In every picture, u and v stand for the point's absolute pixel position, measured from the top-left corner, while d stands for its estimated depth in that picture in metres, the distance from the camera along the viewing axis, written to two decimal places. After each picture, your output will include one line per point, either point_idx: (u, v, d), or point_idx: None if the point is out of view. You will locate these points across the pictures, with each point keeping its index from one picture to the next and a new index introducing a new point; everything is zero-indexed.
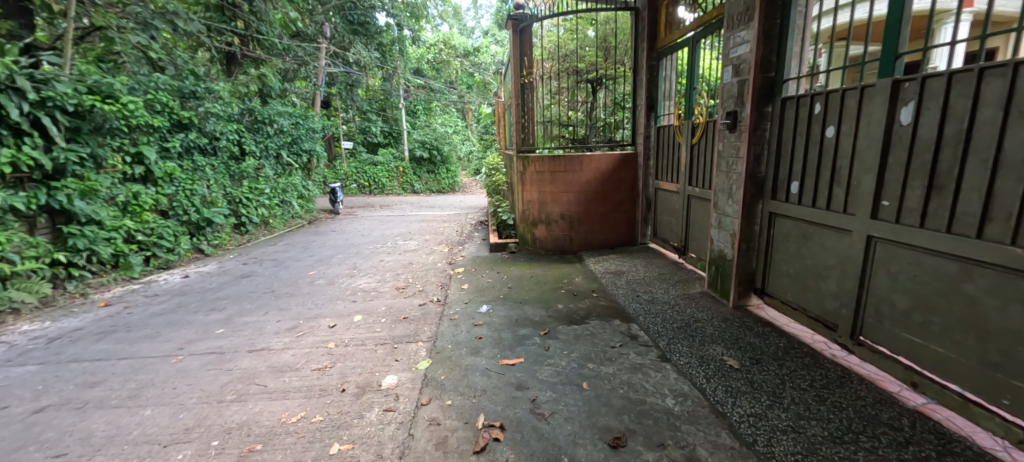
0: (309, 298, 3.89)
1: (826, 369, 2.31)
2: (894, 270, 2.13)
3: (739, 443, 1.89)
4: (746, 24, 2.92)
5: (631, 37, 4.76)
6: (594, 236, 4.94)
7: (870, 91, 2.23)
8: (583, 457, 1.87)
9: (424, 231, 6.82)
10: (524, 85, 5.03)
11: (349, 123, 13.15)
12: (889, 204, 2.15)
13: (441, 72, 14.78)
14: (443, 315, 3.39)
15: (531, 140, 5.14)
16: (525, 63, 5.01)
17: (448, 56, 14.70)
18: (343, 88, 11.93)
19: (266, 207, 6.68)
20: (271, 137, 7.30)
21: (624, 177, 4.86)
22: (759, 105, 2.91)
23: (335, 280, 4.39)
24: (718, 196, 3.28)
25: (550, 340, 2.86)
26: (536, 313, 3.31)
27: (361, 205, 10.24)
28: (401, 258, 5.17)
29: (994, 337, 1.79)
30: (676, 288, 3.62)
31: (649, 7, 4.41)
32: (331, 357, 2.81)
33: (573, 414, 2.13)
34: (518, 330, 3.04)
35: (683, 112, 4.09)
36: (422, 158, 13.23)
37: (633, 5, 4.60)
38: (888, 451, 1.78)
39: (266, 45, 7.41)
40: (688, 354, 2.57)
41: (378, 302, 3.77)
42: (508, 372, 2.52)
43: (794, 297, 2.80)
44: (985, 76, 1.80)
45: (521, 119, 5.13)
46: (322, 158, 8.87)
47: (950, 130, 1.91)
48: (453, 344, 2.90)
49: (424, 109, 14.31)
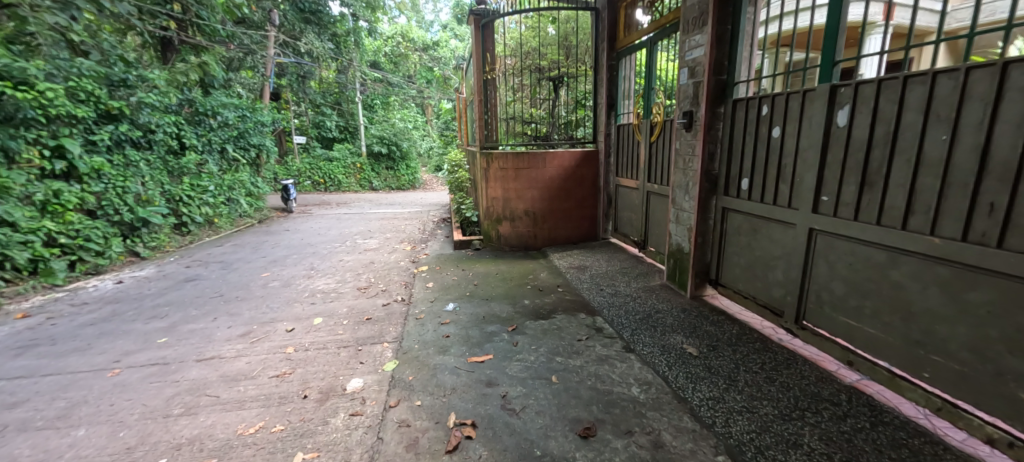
0: (263, 301, 3.79)
1: (774, 352, 2.50)
2: (834, 260, 2.33)
3: (699, 425, 2.03)
4: (701, 29, 3.08)
5: (592, 37, 4.89)
6: (557, 233, 5.06)
7: (811, 95, 2.42)
8: (556, 450, 1.95)
9: (385, 229, 6.75)
10: (487, 80, 5.11)
11: (301, 117, 12.40)
12: (828, 199, 2.35)
13: (399, 66, 14.41)
14: (408, 315, 3.39)
15: (495, 136, 5.23)
16: (488, 59, 5.08)
17: (406, 50, 14.43)
18: (294, 79, 11.58)
19: (210, 205, 6.42)
20: (214, 131, 7.03)
21: (586, 174, 5.00)
22: (713, 105, 3.07)
23: (291, 282, 4.30)
24: (675, 192, 3.46)
25: (518, 336, 2.93)
26: (503, 308, 3.38)
27: (314, 203, 9.91)
28: (361, 257, 5.12)
29: (917, 318, 1.98)
30: (637, 281, 3.78)
31: (608, 8, 4.55)
32: (290, 363, 2.77)
33: (544, 408, 2.21)
34: (486, 327, 3.09)
35: (641, 111, 4.26)
36: (381, 154, 12.94)
37: (594, 5, 4.72)
38: (830, 424, 1.95)
39: (207, 32, 7.02)
40: (651, 344, 2.71)
41: (338, 303, 3.72)
42: (478, 370, 2.57)
43: (745, 286, 3.00)
44: (909, 84, 1.97)
45: (483, 116, 5.18)
46: (272, 153, 8.54)
47: (879, 132, 2.09)
48: (420, 343, 2.92)
49: (382, 104, 13.93)
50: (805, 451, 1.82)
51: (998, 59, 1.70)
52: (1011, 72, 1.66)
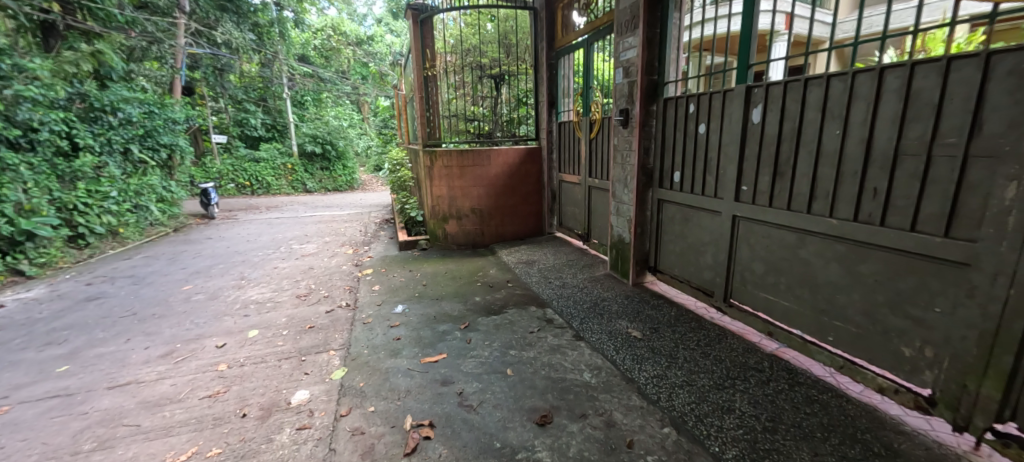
0: (187, 317, 3.58)
1: (707, 330, 2.75)
2: (755, 244, 2.61)
3: (646, 402, 2.16)
4: (632, 32, 3.29)
5: (531, 36, 5.06)
6: (504, 229, 5.18)
7: (730, 95, 2.68)
8: (514, 439, 2.03)
9: (324, 232, 6.56)
10: (427, 77, 5.12)
11: (219, 114, 11.48)
12: (747, 189, 2.62)
13: (330, 61, 13.71)
14: (355, 320, 3.37)
15: (437, 133, 5.24)
16: (428, 56, 5.06)
17: (338, 43, 13.80)
18: (210, 72, 10.69)
19: (113, 213, 5.87)
20: (115, 129, 6.50)
21: (530, 170, 5.16)
22: (646, 104, 3.30)
23: (218, 294, 4.09)
24: (615, 186, 3.68)
25: (471, 333, 3.02)
26: (454, 307, 3.43)
27: (242, 207, 9.35)
28: (298, 263, 4.96)
29: (821, 290, 2.27)
30: (582, 272, 3.97)
31: (546, 9, 4.77)
32: (223, 381, 2.67)
33: (500, 401, 2.30)
34: (437, 326, 3.14)
35: (581, 108, 4.48)
36: (314, 154, 12.32)
37: (531, 5, 4.90)
38: (756, 388, 2.16)
39: (100, 16, 6.49)
40: (599, 331, 2.87)
41: (276, 314, 3.61)
42: (432, 370, 2.63)
43: (679, 271, 3.27)
44: (809, 86, 2.24)
45: (426, 113, 5.16)
46: (187, 153, 7.95)
47: (787, 128, 2.37)
48: (370, 348, 2.93)
49: (313, 101, 13.22)
50: (737, 415, 1.99)
51: (873, 65, 1.97)
52: (885, 76, 1.93)
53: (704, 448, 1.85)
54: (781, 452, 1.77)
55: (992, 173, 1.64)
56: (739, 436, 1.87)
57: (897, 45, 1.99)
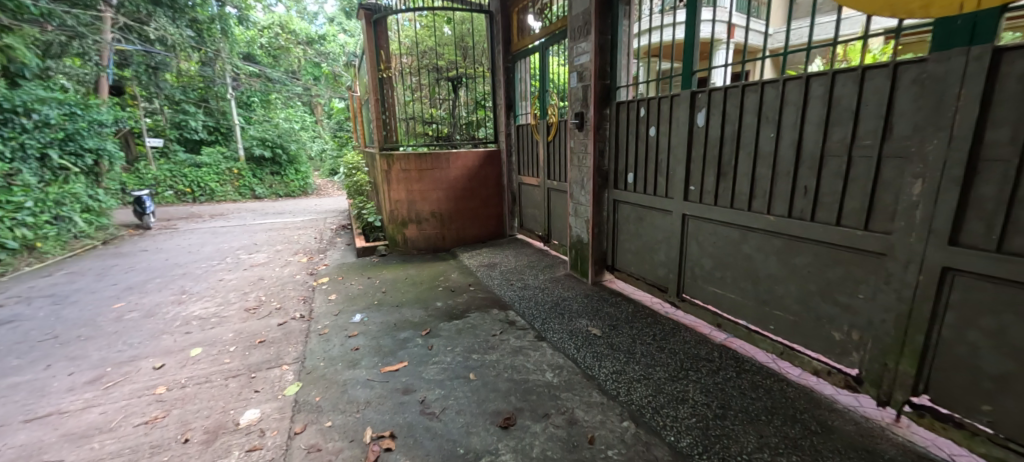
0: (118, 337, 3.31)
1: (662, 324, 2.88)
2: (703, 241, 2.76)
3: (606, 397, 2.22)
4: (585, 37, 3.40)
5: (488, 39, 5.12)
6: (465, 231, 5.19)
7: (677, 100, 2.83)
8: (478, 444, 2.00)
9: (275, 241, 6.32)
10: (382, 79, 4.99)
11: (155, 116, 10.63)
12: (694, 188, 2.77)
13: (279, 60, 12.85)
14: (310, 332, 3.23)
15: (394, 136, 5.15)
16: (384, 58, 4.96)
17: (287, 42, 12.93)
18: (143, 70, 9.71)
19: (27, 226, 5.44)
20: (29, 133, 6.07)
21: (489, 173, 5.20)
22: (600, 108, 3.41)
23: (154, 311, 3.81)
24: (573, 187, 3.77)
25: (433, 338, 2.95)
26: (415, 313, 3.38)
27: (183, 215, 8.77)
28: (246, 275, 4.72)
29: (762, 282, 2.42)
30: (543, 273, 4.05)
31: (502, 12, 4.82)
32: (161, 405, 2.47)
33: (464, 406, 2.26)
34: (398, 334, 3.06)
35: (538, 111, 4.55)
36: (263, 158, 11.68)
37: (488, 8, 4.96)
38: (708, 378, 2.27)
39: None
40: (560, 330, 2.93)
41: (221, 329, 3.39)
42: (393, 379, 2.54)
43: (635, 269, 3.41)
44: (746, 91, 2.40)
45: (381, 115, 5.04)
46: (117, 159, 7.40)
47: (728, 131, 2.52)
48: (326, 360, 2.80)
49: (261, 101, 12.37)
50: (690, 404, 2.09)
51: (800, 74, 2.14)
52: (811, 84, 2.10)
53: (661, 438, 1.92)
54: (731, 437, 1.88)
55: (901, 172, 1.81)
56: (693, 425, 1.96)
57: (823, 55, 2.20)
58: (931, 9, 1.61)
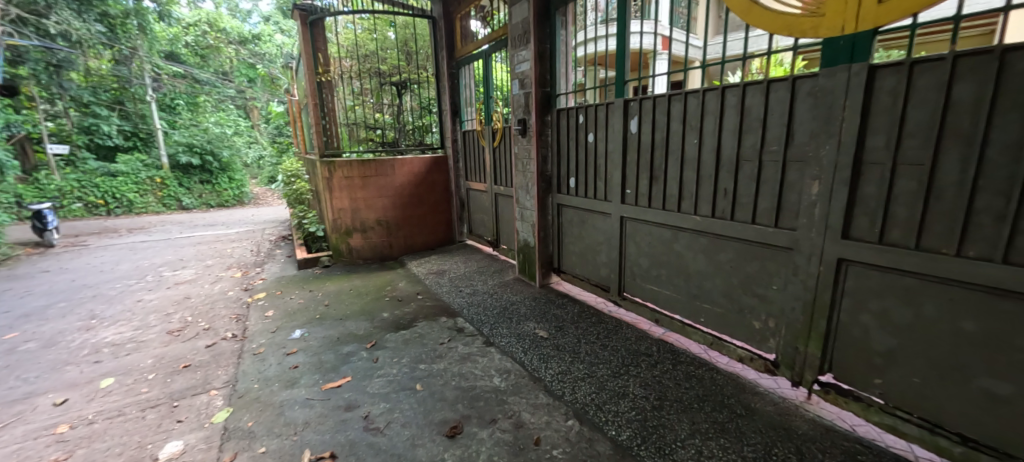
0: (15, 372, 2.98)
1: (606, 323, 3.00)
2: (639, 241, 2.91)
3: (551, 397, 2.29)
4: (525, 46, 3.49)
5: (431, 45, 5.11)
6: (413, 239, 5.15)
7: (612, 107, 2.97)
8: (423, 456, 1.99)
9: (205, 255, 5.96)
10: (320, 83, 4.88)
11: (56, 120, 9.33)
12: (631, 192, 2.91)
13: (207, 60, 11.96)
14: (243, 352, 3.07)
15: (336, 142, 5.04)
16: (322, 60, 4.86)
17: (215, 41, 12.10)
18: (41, 68, 8.50)
19: None
20: None
21: (436, 179, 5.19)
22: (541, 114, 3.51)
23: (59, 340, 3.46)
24: (518, 192, 3.85)
25: (378, 351, 2.91)
26: (359, 326, 3.31)
27: (94, 229, 7.94)
28: (169, 294, 4.41)
29: (693, 279, 2.59)
30: (493, 278, 4.10)
31: (444, 18, 4.80)
32: (67, 446, 2.25)
33: (409, 418, 2.23)
34: (341, 348, 2.98)
35: (483, 118, 4.60)
36: (191, 165, 10.75)
37: (430, 14, 4.93)
38: (647, 372, 2.40)
39: None
40: (508, 335, 2.98)
41: (139, 356, 3.14)
42: (334, 396, 2.47)
43: (580, 270, 3.53)
44: (672, 101, 2.57)
45: (320, 121, 4.92)
46: None
47: (658, 137, 2.68)
48: (260, 382, 2.67)
49: (186, 105, 11.32)
50: (630, 399, 2.20)
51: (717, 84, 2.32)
52: (726, 94, 2.28)
53: (603, 433, 2.01)
54: (666, 426, 2.00)
55: (802, 174, 2.01)
56: (632, 418, 2.07)
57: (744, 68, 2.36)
58: (820, 30, 1.84)
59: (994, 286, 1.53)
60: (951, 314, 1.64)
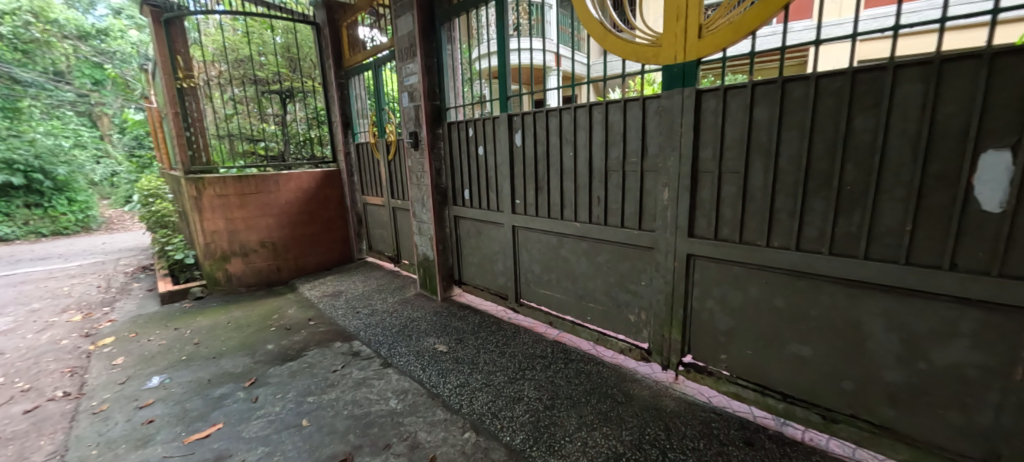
0: None
1: (505, 330, 3.10)
2: (530, 249, 3.06)
3: (449, 412, 2.31)
4: (412, 58, 3.48)
5: (317, 53, 4.89)
6: (306, 259, 4.83)
7: (497, 121, 3.09)
8: None
9: (33, 297, 4.99)
10: (182, 90, 4.32)
11: None
12: (520, 202, 3.05)
13: (30, 57, 9.84)
14: (79, 411, 2.63)
15: (206, 156, 4.48)
16: (182, 64, 4.30)
17: (43, 34, 10.09)
18: None
19: None
20: None
21: (329, 194, 4.94)
22: (432, 127, 3.52)
23: None
24: (414, 206, 3.83)
25: (258, 389, 2.70)
26: (237, 363, 3.03)
27: None
28: None
29: (578, 281, 2.79)
30: (393, 295, 4.01)
31: (329, 25, 4.62)
32: None
33: (293, 459, 2.11)
34: (213, 392, 2.71)
35: (375, 130, 4.50)
36: (11, 186, 8.42)
37: (313, 20, 4.70)
38: (542, 374, 2.53)
39: None
40: (406, 353, 2.95)
41: None
42: (201, 447, 2.24)
43: (480, 281, 3.61)
44: (549, 116, 2.75)
45: (184, 132, 4.32)
46: None
47: (539, 150, 2.85)
48: (103, 445, 2.32)
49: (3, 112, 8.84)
50: (525, 402, 2.30)
51: (585, 102, 2.52)
52: (592, 111, 2.50)
53: (498, 440, 2.08)
54: (556, 424, 2.13)
55: (655, 182, 2.28)
56: (526, 421, 2.17)
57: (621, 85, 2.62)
58: (660, 58, 2.12)
59: (795, 269, 1.86)
60: (769, 295, 1.96)
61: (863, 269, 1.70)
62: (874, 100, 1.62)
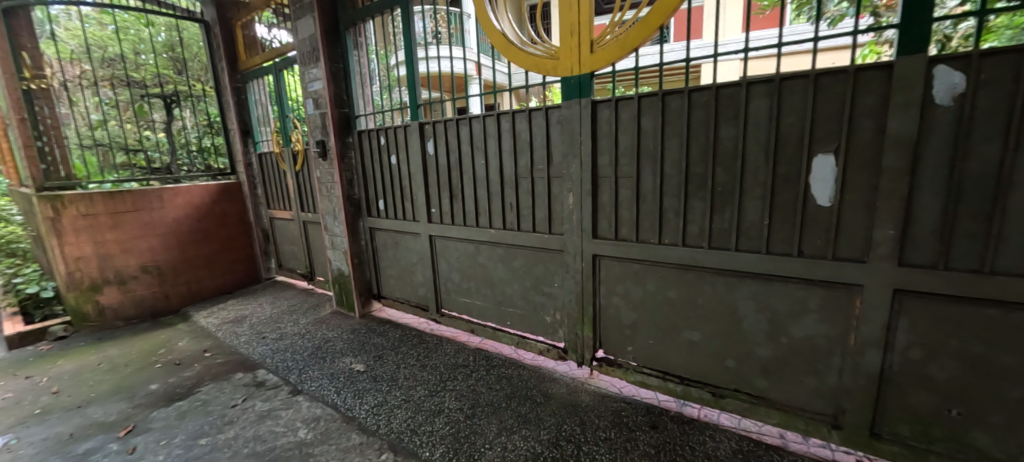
0: None
1: (427, 342, 3.06)
2: (449, 257, 3.05)
3: (365, 435, 2.23)
4: (315, 63, 3.33)
5: (207, 53, 4.50)
6: (202, 283, 4.39)
7: (409, 129, 3.05)
8: None
9: None
10: (30, 91, 3.69)
11: None
12: (436, 211, 3.04)
13: None
14: None
15: (70, 170, 3.88)
16: (29, 62, 3.67)
17: None
18: None
19: None
20: None
21: (227, 208, 4.55)
22: (341, 136, 3.39)
23: None
24: (325, 218, 3.65)
25: (136, 437, 2.41)
26: (112, 409, 2.68)
27: None
28: None
29: (497, 286, 2.83)
30: (306, 316, 3.79)
31: (220, 24, 4.26)
32: None
33: None
34: (78, 447, 2.37)
35: (280, 138, 4.24)
36: None
37: (200, 17, 4.31)
38: (463, 384, 2.53)
39: None
40: (319, 377, 2.80)
41: None
42: None
43: (400, 293, 3.53)
44: (459, 124, 2.77)
45: (34, 142, 3.69)
46: None
47: (452, 159, 2.86)
48: None
49: None
50: (445, 415, 2.29)
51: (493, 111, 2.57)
52: (501, 120, 2.55)
53: (417, 457, 2.04)
54: (477, 432, 2.14)
55: (561, 187, 2.38)
56: (446, 434, 2.16)
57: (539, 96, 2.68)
58: (558, 70, 2.23)
59: (683, 263, 2.05)
60: (664, 288, 2.14)
61: (736, 259, 1.91)
62: (735, 111, 1.84)
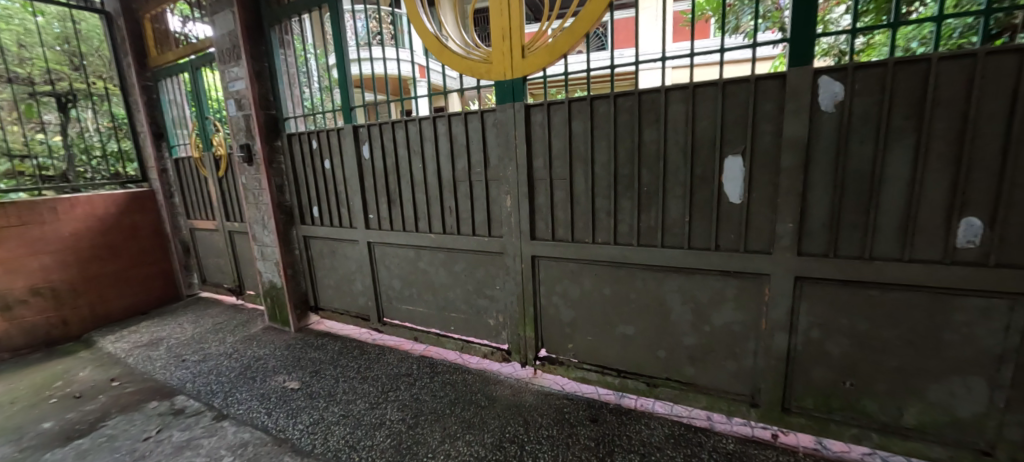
0: None
1: (368, 353, 2.98)
2: (389, 264, 2.98)
3: (299, 456, 2.13)
4: (236, 62, 3.12)
5: (109, 47, 4.11)
6: (109, 305, 3.97)
7: (342, 132, 2.95)
8: None
9: None
10: None
11: None
12: (373, 217, 2.96)
13: None
14: None
15: None
16: None
17: None
18: None
19: None
20: None
21: (138, 221, 4.18)
22: (269, 140, 3.19)
23: None
24: (254, 228, 3.43)
25: None
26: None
27: None
28: None
29: (438, 291, 2.80)
30: (234, 334, 3.55)
31: (126, 15, 3.94)
32: None
33: None
34: None
35: (199, 143, 3.95)
36: None
37: (102, 8, 3.97)
38: (406, 393, 2.49)
39: None
40: (248, 399, 2.64)
41: None
42: None
43: (338, 304, 3.40)
44: (395, 127, 2.71)
45: None
46: None
47: (388, 163, 2.80)
48: None
49: None
50: (386, 428, 2.23)
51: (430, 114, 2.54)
52: (436, 123, 2.53)
53: None
54: (419, 442, 2.11)
55: (498, 190, 2.40)
56: (386, 447, 2.11)
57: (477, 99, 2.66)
58: (492, 73, 2.24)
59: (615, 260, 2.13)
60: (599, 285, 2.21)
61: (662, 255, 2.02)
62: (656, 115, 1.94)
